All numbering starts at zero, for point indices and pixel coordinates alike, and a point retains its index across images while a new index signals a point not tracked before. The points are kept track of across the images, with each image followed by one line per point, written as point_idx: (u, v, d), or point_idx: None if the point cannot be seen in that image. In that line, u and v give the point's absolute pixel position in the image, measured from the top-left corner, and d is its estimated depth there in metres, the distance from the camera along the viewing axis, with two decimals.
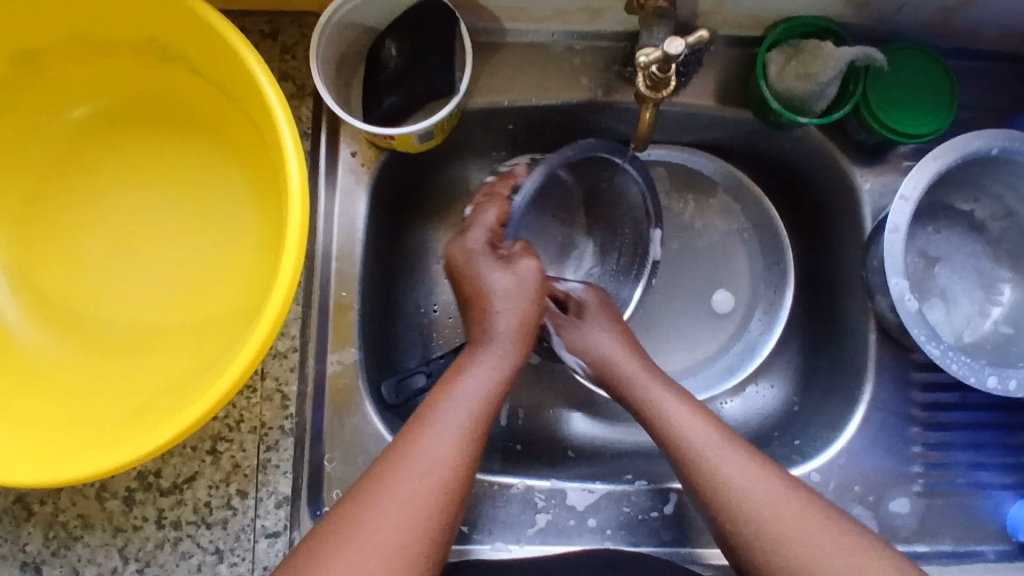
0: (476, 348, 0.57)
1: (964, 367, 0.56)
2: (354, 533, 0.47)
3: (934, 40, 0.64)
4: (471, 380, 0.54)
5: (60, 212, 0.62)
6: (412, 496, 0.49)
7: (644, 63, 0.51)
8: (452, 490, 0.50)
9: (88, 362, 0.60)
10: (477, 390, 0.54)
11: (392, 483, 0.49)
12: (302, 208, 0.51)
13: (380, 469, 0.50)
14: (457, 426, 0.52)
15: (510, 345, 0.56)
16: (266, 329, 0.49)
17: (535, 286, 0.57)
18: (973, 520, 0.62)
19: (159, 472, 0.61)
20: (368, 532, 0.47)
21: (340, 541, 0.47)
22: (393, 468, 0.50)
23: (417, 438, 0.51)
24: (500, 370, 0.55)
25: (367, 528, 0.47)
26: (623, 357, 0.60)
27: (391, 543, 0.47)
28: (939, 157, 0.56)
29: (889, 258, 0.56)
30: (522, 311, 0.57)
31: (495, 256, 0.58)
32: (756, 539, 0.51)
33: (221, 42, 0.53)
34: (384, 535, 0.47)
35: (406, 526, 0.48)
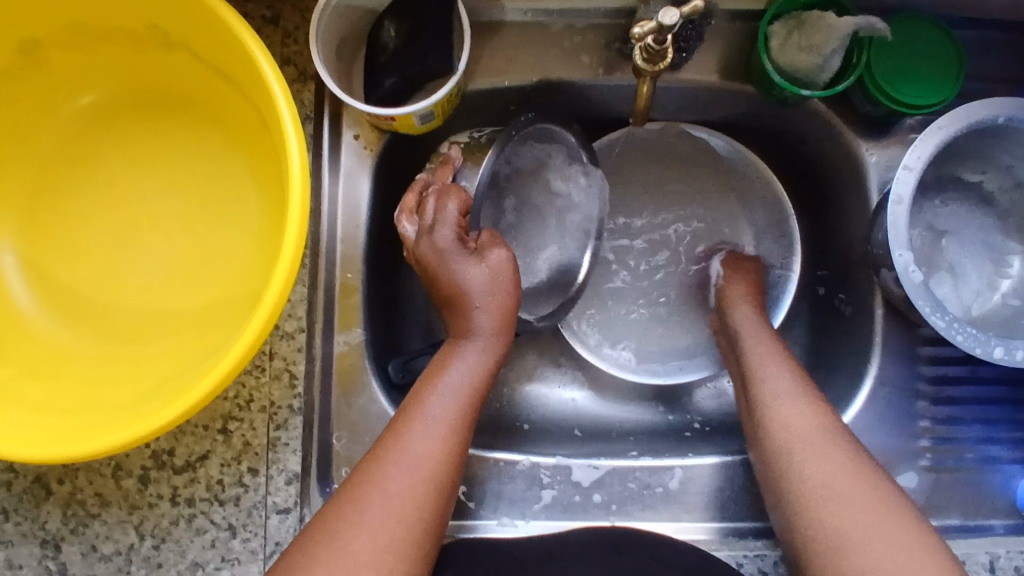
0: (455, 345, 0.58)
1: (969, 338, 0.55)
2: (347, 525, 0.48)
3: (942, 9, 0.63)
4: (453, 374, 0.55)
5: (68, 200, 0.64)
6: (402, 489, 0.50)
7: (638, 35, 0.51)
8: (439, 481, 0.51)
9: (98, 346, 0.61)
10: (460, 385, 0.55)
11: (381, 477, 0.50)
12: (302, 188, 0.52)
13: (367, 464, 0.51)
14: (444, 419, 0.53)
15: (488, 341, 0.57)
16: (270, 306, 0.50)
17: (509, 275, 0.57)
18: (981, 495, 0.62)
19: (173, 451, 0.62)
20: (362, 523, 0.48)
21: (334, 533, 0.48)
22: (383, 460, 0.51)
23: (402, 434, 0.52)
24: (483, 363, 0.57)
25: (358, 521, 0.48)
26: (754, 334, 0.63)
27: (382, 535, 0.48)
28: (945, 126, 0.56)
29: (893, 231, 0.56)
30: (501, 301, 0.57)
31: (465, 249, 0.57)
32: (808, 496, 0.51)
33: (220, 27, 0.54)
34: (375, 527, 0.48)
35: (395, 517, 0.49)
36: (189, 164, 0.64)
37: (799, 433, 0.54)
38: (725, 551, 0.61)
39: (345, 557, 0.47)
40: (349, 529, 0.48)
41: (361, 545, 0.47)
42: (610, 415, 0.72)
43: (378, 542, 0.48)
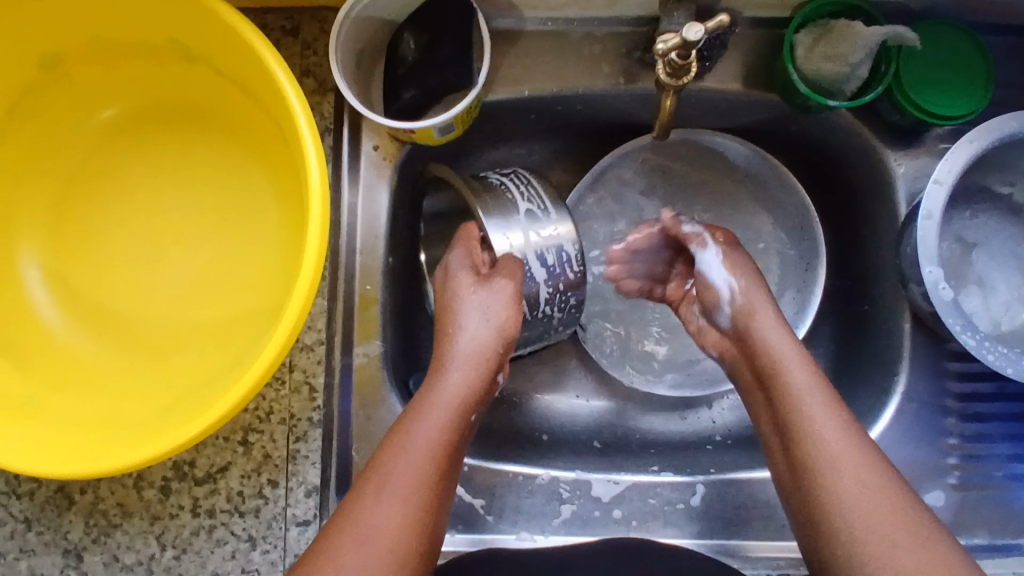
0: (433, 374, 0.55)
1: (1000, 358, 0.54)
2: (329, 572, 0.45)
3: (972, 16, 0.61)
4: (436, 403, 0.53)
5: (90, 213, 0.64)
6: (381, 533, 0.47)
7: (662, 50, 0.50)
8: (424, 519, 0.49)
9: (121, 359, 0.62)
10: (443, 415, 0.52)
11: (362, 516, 0.48)
12: (322, 204, 0.51)
13: (342, 522, 0.48)
14: (426, 452, 0.51)
15: (476, 368, 0.55)
16: (290, 324, 0.50)
17: (510, 295, 0.56)
18: (1010, 514, 0.61)
19: (194, 462, 0.62)
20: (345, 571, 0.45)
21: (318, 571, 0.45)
22: (366, 503, 0.48)
23: (385, 474, 0.49)
24: (461, 397, 0.54)
25: (341, 563, 0.46)
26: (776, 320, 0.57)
27: None
28: (976, 139, 0.54)
29: (922, 247, 0.55)
30: (500, 321, 0.56)
31: (477, 275, 0.57)
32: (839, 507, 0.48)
33: (241, 43, 0.54)
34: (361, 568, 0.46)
35: (379, 556, 0.46)
36: (209, 176, 0.64)
37: (823, 423, 0.51)
38: (749, 569, 0.61)
39: None
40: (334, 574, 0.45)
41: None
42: (630, 428, 0.71)
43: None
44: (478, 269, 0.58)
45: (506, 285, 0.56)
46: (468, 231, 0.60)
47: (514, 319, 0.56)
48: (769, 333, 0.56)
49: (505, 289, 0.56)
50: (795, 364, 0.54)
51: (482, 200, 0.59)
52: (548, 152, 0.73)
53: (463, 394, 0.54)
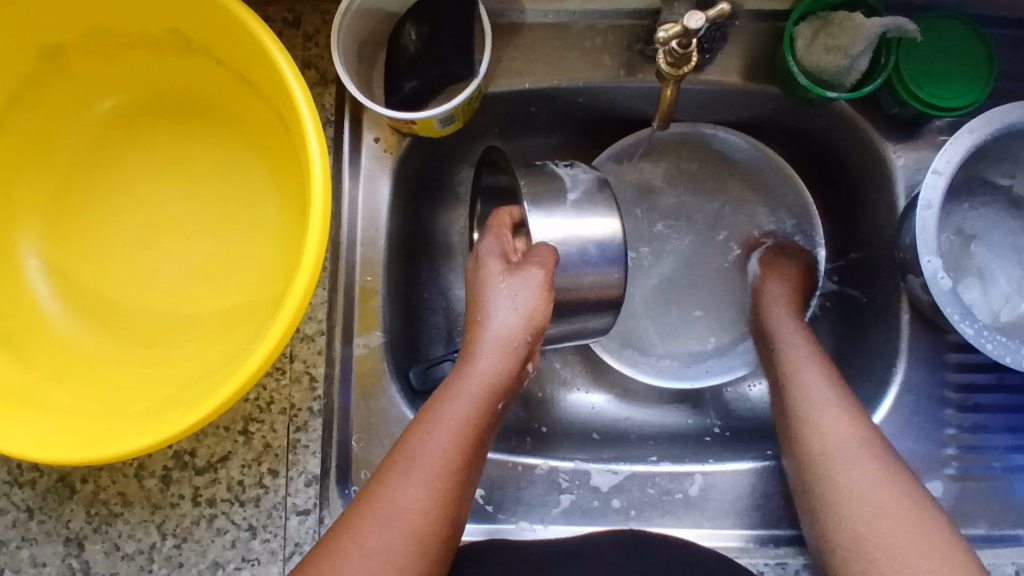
0: (463, 359, 0.55)
1: (999, 347, 0.54)
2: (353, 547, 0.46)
3: (972, 8, 0.61)
4: (464, 388, 0.53)
5: (92, 204, 0.64)
6: (404, 515, 0.48)
7: (663, 39, 0.50)
8: (447, 501, 0.49)
9: (121, 349, 0.62)
10: (471, 400, 0.53)
11: (387, 499, 0.48)
12: (324, 192, 0.51)
13: (364, 505, 0.48)
14: (452, 437, 0.51)
15: (507, 354, 0.55)
16: (291, 312, 0.50)
17: (542, 282, 0.55)
18: (1009, 504, 0.61)
19: (195, 452, 0.63)
20: (368, 547, 0.46)
21: (339, 552, 0.46)
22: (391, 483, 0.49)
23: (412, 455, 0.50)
24: (490, 382, 0.54)
25: (363, 541, 0.46)
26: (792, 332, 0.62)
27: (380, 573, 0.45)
28: (975, 130, 0.55)
29: (921, 237, 0.55)
30: (530, 308, 0.55)
31: (506, 263, 0.57)
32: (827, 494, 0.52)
33: (243, 32, 0.54)
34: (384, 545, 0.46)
35: (402, 535, 0.47)
36: (211, 167, 0.64)
37: (823, 419, 0.55)
38: (746, 558, 0.61)
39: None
40: (355, 551, 0.46)
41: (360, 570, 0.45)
42: (629, 419, 0.72)
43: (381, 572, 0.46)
44: (507, 257, 0.58)
45: (540, 272, 0.55)
46: (502, 219, 0.61)
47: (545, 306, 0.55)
48: (792, 351, 0.61)
49: (537, 278, 0.55)
50: (805, 370, 0.59)
51: (529, 186, 0.60)
52: (549, 144, 0.74)
53: (492, 378, 0.54)
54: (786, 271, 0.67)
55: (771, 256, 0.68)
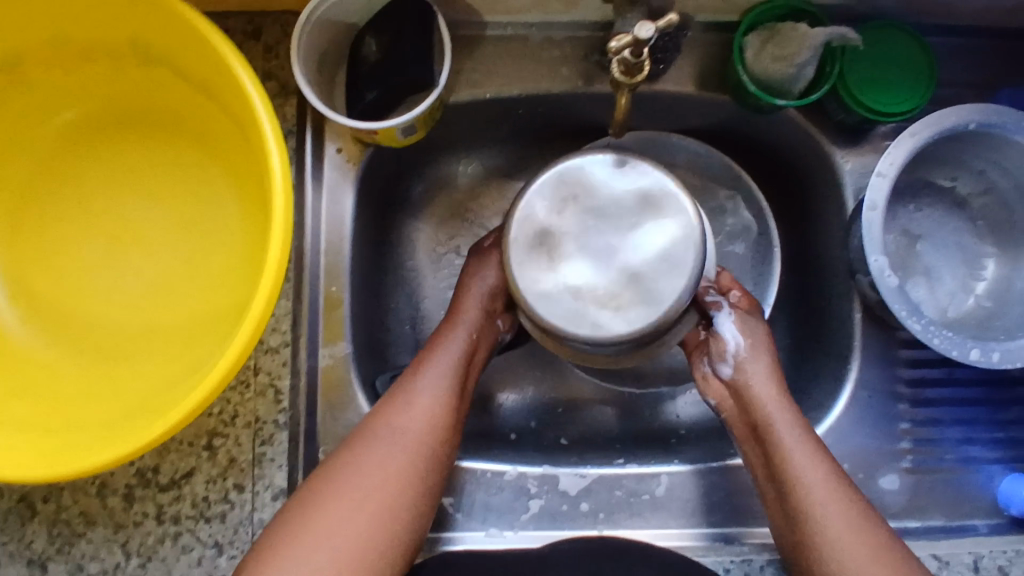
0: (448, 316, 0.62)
1: (946, 341, 0.56)
2: (321, 513, 0.53)
3: (912, 18, 0.64)
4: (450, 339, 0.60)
5: (48, 220, 0.63)
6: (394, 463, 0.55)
7: (615, 48, 0.51)
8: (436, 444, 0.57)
9: (80, 364, 0.61)
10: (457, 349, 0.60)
11: (376, 442, 0.56)
12: (285, 201, 0.52)
13: (355, 449, 0.56)
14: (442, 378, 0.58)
15: (483, 307, 0.62)
16: (254, 321, 0.50)
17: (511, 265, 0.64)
18: (963, 495, 0.63)
19: (158, 468, 0.62)
20: (337, 513, 0.53)
21: (336, 494, 0.54)
22: (360, 445, 0.56)
23: (382, 425, 0.57)
24: (473, 327, 0.61)
25: (354, 483, 0.54)
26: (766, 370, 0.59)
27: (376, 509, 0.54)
28: (916, 133, 0.57)
29: (867, 237, 0.57)
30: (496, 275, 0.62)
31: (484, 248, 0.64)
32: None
33: (203, 44, 0.54)
34: (356, 503, 0.54)
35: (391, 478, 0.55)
36: (171, 180, 0.64)
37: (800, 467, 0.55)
38: (711, 556, 0.62)
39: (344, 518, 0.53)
40: (351, 491, 0.54)
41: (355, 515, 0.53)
42: (596, 422, 0.73)
43: (354, 530, 0.53)
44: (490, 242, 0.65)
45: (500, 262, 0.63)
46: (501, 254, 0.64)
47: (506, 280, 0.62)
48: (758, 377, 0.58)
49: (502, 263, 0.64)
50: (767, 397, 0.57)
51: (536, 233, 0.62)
52: (510, 153, 0.75)
53: (473, 329, 0.61)
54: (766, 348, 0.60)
55: (742, 316, 0.61)
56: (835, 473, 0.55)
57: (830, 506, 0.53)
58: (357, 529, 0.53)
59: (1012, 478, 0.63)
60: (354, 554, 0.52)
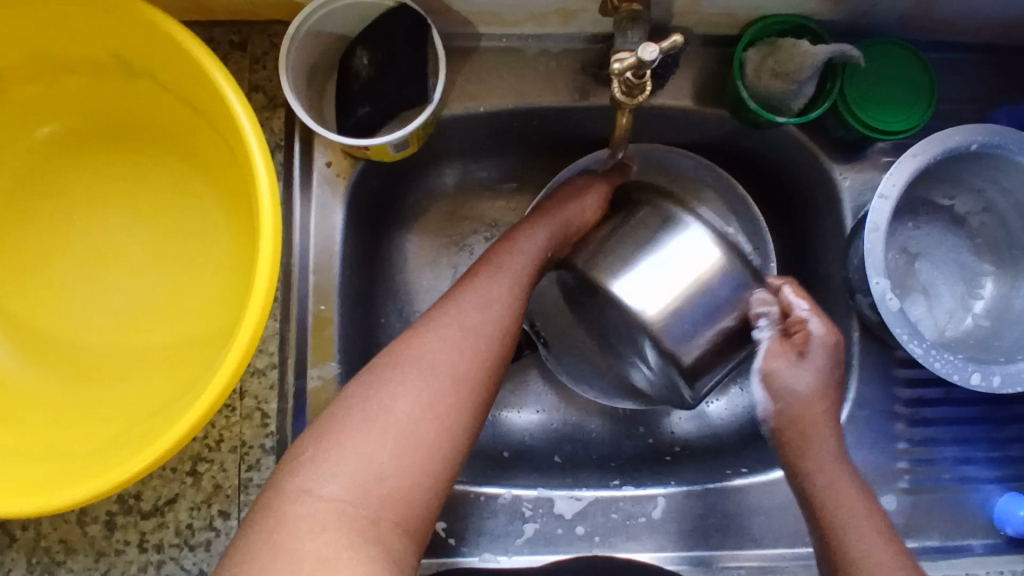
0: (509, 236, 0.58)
1: (947, 365, 0.55)
2: (377, 405, 0.47)
3: (912, 33, 0.63)
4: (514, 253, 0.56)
5: (23, 238, 0.61)
6: (451, 354, 0.49)
7: (617, 70, 0.49)
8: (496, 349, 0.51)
9: (60, 388, 0.59)
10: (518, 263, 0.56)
11: (431, 331, 0.50)
12: (274, 223, 0.50)
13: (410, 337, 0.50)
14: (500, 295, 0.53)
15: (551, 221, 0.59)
16: (241, 350, 0.48)
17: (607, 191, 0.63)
18: (959, 515, 0.63)
19: (140, 495, 0.60)
20: (397, 406, 0.47)
21: (388, 372, 0.48)
22: (414, 338, 0.50)
23: (437, 324, 0.51)
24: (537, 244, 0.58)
25: (414, 364, 0.49)
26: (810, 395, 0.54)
27: (423, 403, 0.47)
28: (919, 154, 0.56)
29: (869, 259, 0.56)
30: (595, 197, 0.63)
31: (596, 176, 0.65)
32: None
33: (187, 59, 0.52)
34: (416, 403, 0.47)
35: (449, 371, 0.49)
36: (154, 195, 0.61)
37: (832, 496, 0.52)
38: None
39: (398, 396, 0.47)
40: (405, 373, 0.48)
41: (407, 390, 0.47)
42: (593, 441, 0.72)
43: (413, 428, 0.47)
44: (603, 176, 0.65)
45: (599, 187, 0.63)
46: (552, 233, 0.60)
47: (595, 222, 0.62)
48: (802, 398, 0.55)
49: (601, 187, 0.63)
50: (809, 419, 0.54)
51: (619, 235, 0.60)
52: (504, 165, 0.73)
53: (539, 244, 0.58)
54: (818, 362, 0.54)
55: (772, 364, 0.55)
56: (871, 504, 0.52)
57: (868, 539, 0.51)
58: (405, 408, 0.47)
59: (1008, 497, 0.62)
60: (411, 452, 0.46)
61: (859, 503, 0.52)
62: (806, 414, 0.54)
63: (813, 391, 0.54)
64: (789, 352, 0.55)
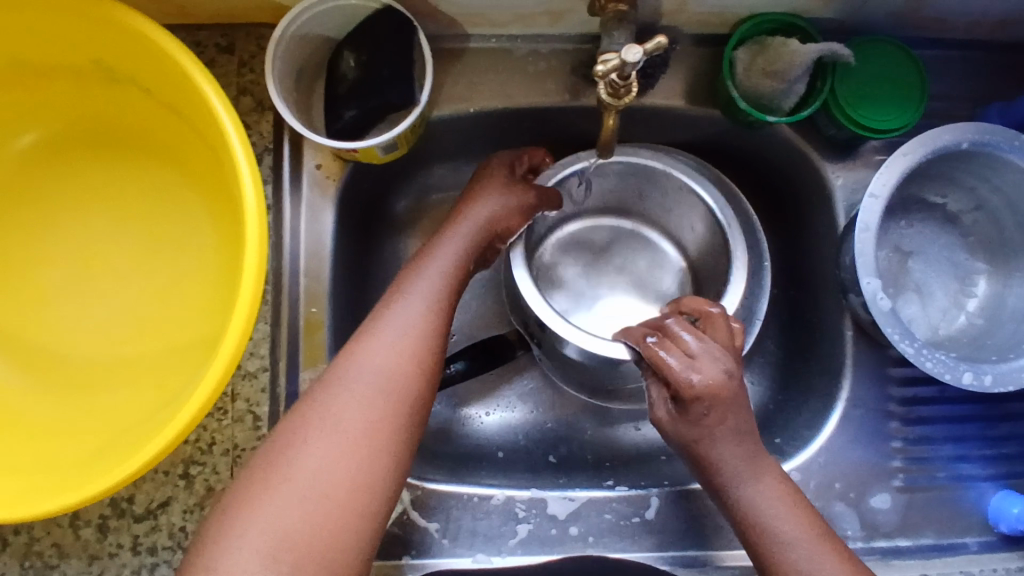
0: (420, 259, 0.58)
1: (938, 364, 0.55)
2: (296, 455, 0.48)
3: (904, 31, 0.63)
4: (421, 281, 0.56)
5: (12, 243, 0.61)
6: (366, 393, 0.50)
7: (601, 73, 0.49)
8: (411, 383, 0.52)
9: (50, 393, 0.59)
10: (425, 290, 0.55)
11: (346, 371, 0.51)
12: (259, 229, 0.50)
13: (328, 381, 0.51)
14: (409, 326, 0.53)
15: (461, 242, 0.59)
16: (227, 356, 0.48)
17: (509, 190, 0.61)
18: (953, 513, 0.62)
19: (133, 498, 0.60)
20: (320, 450, 0.48)
21: (305, 421, 0.49)
22: (331, 380, 0.51)
23: (360, 350, 0.52)
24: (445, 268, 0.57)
25: (330, 408, 0.50)
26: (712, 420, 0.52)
27: (340, 447, 0.48)
28: (909, 153, 0.56)
29: (861, 258, 0.56)
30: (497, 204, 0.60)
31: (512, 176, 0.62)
32: None
33: (172, 64, 0.52)
34: (340, 432, 0.49)
35: (364, 411, 0.50)
36: (142, 199, 0.61)
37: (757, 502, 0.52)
38: None
39: (313, 445, 0.48)
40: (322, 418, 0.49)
41: (325, 436, 0.48)
42: (589, 441, 0.72)
43: (339, 466, 0.48)
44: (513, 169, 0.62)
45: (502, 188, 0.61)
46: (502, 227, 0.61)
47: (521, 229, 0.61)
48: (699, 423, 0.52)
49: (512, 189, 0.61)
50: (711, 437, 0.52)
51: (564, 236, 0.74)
52: None
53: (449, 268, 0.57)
54: (704, 374, 0.51)
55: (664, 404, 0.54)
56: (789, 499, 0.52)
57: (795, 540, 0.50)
58: (321, 454, 0.48)
59: (1003, 495, 0.62)
60: (340, 491, 0.47)
61: (785, 506, 0.52)
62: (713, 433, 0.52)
63: (690, 423, 0.53)
64: (664, 398, 0.54)
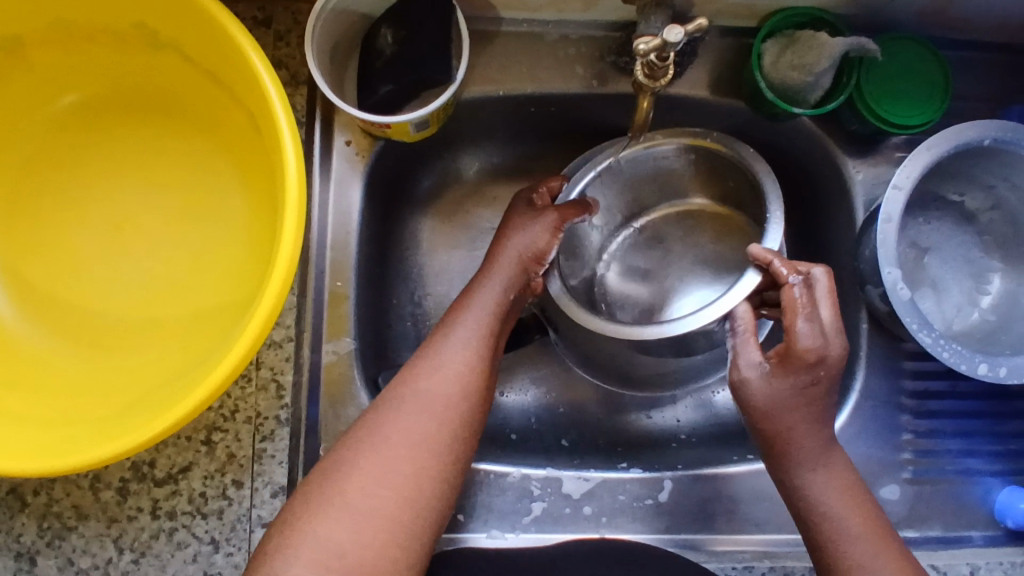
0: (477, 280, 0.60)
1: (955, 355, 0.56)
2: (363, 466, 0.50)
3: (929, 31, 0.64)
4: (475, 306, 0.58)
5: (44, 206, 0.62)
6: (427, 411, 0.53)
7: (642, 52, 0.50)
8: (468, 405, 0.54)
9: (77, 355, 0.59)
10: (480, 315, 0.57)
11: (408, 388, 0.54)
12: (299, 196, 0.50)
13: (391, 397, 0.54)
14: (464, 350, 0.56)
15: (511, 272, 0.59)
16: (262, 318, 0.49)
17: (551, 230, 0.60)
18: (960, 506, 0.63)
19: (154, 462, 0.60)
20: (372, 468, 0.50)
21: (371, 433, 0.52)
22: (393, 396, 0.53)
23: (420, 371, 0.54)
24: (497, 295, 0.58)
25: (393, 423, 0.52)
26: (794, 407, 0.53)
27: (402, 461, 0.51)
28: (932, 147, 0.57)
29: (882, 248, 0.57)
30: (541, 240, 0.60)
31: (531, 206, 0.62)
32: None
33: (216, 31, 0.53)
34: (402, 449, 0.51)
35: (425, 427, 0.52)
36: (175, 167, 0.62)
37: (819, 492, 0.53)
38: (714, 563, 0.62)
39: (377, 458, 0.51)
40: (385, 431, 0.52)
41: (389, 450, 0.51)
42: (600, 427, 0.73)
43: (388, 485, 0.50)
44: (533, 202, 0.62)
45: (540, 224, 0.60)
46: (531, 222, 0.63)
47: (553, 247, 0.60)
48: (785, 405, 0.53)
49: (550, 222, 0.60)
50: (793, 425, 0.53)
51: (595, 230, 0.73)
52: (519, 152, 0.74)
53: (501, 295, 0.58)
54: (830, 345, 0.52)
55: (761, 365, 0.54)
56: (852, 491, 0.53)
57: (853, 531, 0.52)
58: (384, 466, 0.50)
59: (1010, 490, 0.63)
60: (386, 507, 0.49)
61: (840, 493, 0.53)
62: (790, 423, 0.53)
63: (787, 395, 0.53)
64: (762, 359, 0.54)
